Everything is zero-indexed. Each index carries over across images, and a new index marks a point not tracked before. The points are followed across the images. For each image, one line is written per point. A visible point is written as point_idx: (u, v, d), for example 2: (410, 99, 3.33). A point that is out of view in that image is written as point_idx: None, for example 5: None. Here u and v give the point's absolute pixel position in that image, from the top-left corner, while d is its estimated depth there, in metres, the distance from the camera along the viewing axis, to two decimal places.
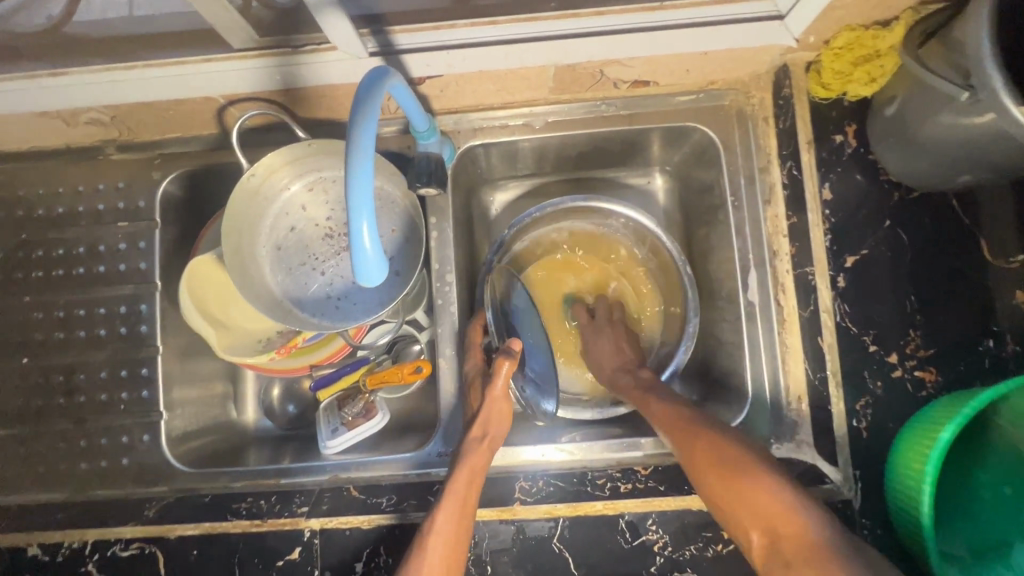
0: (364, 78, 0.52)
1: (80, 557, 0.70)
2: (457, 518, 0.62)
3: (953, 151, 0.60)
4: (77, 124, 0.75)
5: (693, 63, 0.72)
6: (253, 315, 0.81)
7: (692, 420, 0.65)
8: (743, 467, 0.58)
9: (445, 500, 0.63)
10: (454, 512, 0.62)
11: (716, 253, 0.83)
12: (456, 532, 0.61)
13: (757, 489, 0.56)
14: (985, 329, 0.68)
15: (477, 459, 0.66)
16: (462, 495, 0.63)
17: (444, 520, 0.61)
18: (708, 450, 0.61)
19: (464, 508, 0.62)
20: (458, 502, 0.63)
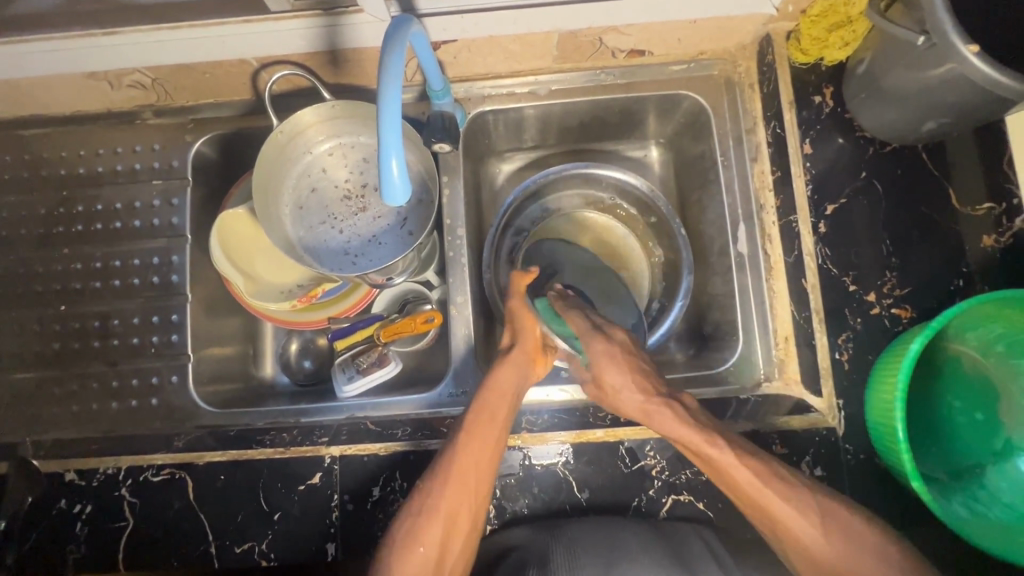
0: (392, 24, 0.58)
1: (115, 481, 0.75)
2: (489, 421, 0.67)
3: (919, 100, 0.66)
4: (121, 86, 0.82)
5: (684, 32, 0.80)
6: (276, 268, 0.88)
7: (735, 467, 0.59)
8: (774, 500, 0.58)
9: (479, 401, 0.68)
10: (486, 415, 0.67)
11: (707, 212, 0.89)
12: (487, 432, 0.66)
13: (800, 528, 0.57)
14: (955, 270, 0.74)
15: (513, 369, 0.70)
16: (496, 400, 0.68)
17: (476, 418, 0.67)
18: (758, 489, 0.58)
19: (496, 414, 0.67)
20: (491, 405, 0.68)
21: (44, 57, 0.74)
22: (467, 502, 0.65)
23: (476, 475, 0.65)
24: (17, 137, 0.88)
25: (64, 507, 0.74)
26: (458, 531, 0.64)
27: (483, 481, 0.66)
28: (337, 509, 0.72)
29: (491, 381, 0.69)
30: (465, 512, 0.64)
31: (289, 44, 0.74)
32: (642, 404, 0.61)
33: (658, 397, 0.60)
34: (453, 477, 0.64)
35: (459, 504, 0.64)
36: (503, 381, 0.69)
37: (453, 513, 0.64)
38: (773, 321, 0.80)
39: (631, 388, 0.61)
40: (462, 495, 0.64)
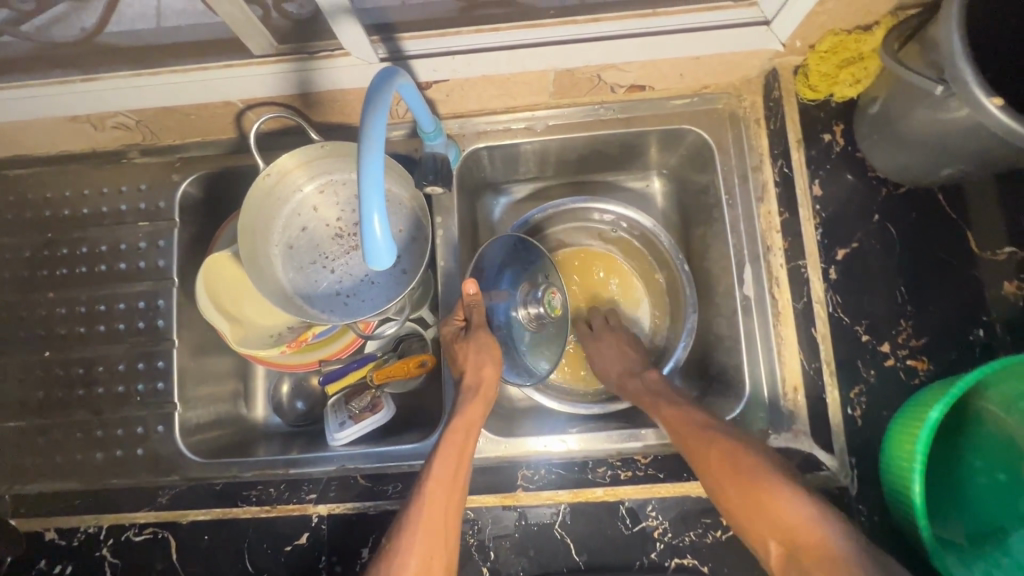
0: (377, 75, 0.55)
1: (96, 541, 0.72)
2: (454, 467, 0.68)
3: (936, 144, 0.63)
4: (104, 128, 0.79)
5: (687, 68, 0.76)
6: (265, 311, 0.84)
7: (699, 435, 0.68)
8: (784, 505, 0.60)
9: (441, 450, 0.69)
10: (451, 460, 0.68)
11: (712, 251, 0.86)
12: (454, 480, 0.67)
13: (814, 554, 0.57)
14: (974, 318, 0.70)
15: (473, 411, 0.73)
16: (460, 445, 0.69)
17: (440, 468, 0.67)
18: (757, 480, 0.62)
19: (460, 458, 0.69)
20: (455, 448, 0.69)
21: (21, 102, 0.71)
22: (439, 556, 0.64)
23: (444, 527, 0.65)
24: (2, 177, 0.86)
25: (45, 568, 0.72)
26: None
27: (452, 531, 0.66)
28: (324, 571, 0.69)
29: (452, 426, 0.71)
30: (437, 566, 0.64)
31: (273, 87, 0.71)
32: (620, 376, 0.83)
33: (637, 372, 0.82)
34: (421, 531, 0.64)
35: (430, 558, 0.63)
36: (464, 424, 0.71)
37: (424, 570, 0.63)
38: (780, 369, 0.76)
39: (620, 360, 0.84)
40: (432, 549, 0.64)
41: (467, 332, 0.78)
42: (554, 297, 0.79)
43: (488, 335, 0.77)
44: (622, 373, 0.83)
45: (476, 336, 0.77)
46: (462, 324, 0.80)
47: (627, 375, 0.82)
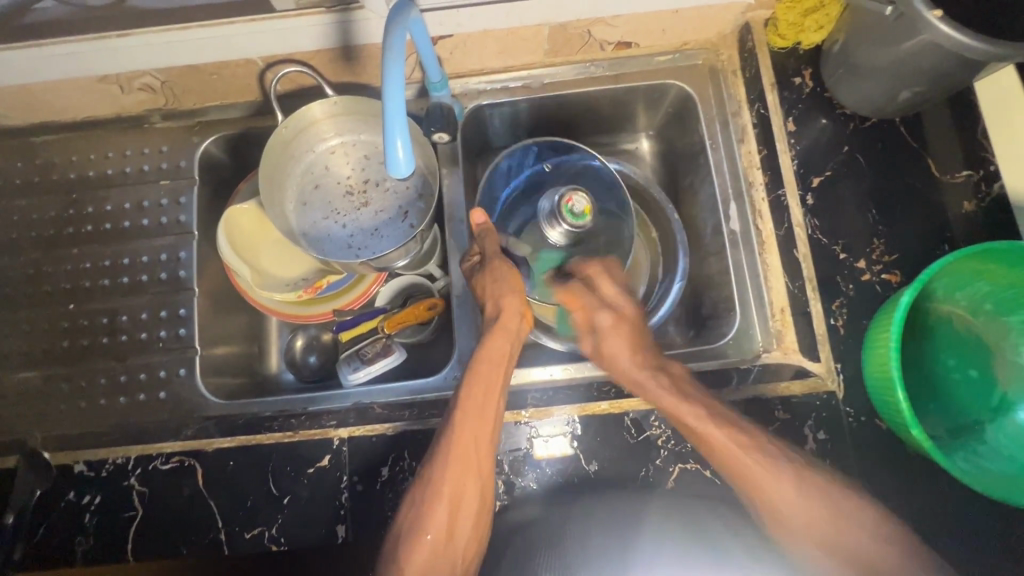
0: (392, 24, 0.60)
1: (124, 471, 0.75)
2: (483, 399, 0.70)
3: (894, 71, 0.70)
4: (131, 89, 0.85)
5: (668, 22, 0.84)
6: (282, 261, 0.90)
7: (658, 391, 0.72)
8: (732, 441, 0.67)
9: (473, 381, 0.71)
10: (479, 393, 0.70)
11: (698, 195, 0.92)
12: (486, 411, 0.69)
13: (780, 487, 0.66)
14: (941, 236, 0.77)
15: (498, 347, 0.73)
16: (485, 377, 0.71)
17: (470, 401, 0.69)
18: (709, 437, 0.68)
19: (489, 392, 0.70)
20: (483, 382, 0.71)
21: (58, 60, 0.77)
22: (470, 482, 0.68)
23: (476, 454, 0.68)
24: (29, 143, 0.91)
25: (74, 499, 0.74)
26: (466, 508, 0.68)
27: (483, 460, 0.69)
28: (347, 490, 0.73)
29: (478, 361, 0.72)
30: (467, 494, 0.68)
31: (294, 41, 0.78)
32: (634, 374, 0.74)
33: (646, 370, 0.74)
34: (453, 460, 0.67)
35: (461, 485, 0.67)
36: (491, 358, 0.72)
37: (456, 493, 0.67)
38: (767, 293, 0.82)
39: (627, 355, 0.77)
40: (464, 475, 0.67)
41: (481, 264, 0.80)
42: (575, 202, 0.80)
43: (504, 265, 0.78)
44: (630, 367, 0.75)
45: (494, 264, 0.78)
46: (477, 258, 0.81)
47: (633, 366, 0.75)
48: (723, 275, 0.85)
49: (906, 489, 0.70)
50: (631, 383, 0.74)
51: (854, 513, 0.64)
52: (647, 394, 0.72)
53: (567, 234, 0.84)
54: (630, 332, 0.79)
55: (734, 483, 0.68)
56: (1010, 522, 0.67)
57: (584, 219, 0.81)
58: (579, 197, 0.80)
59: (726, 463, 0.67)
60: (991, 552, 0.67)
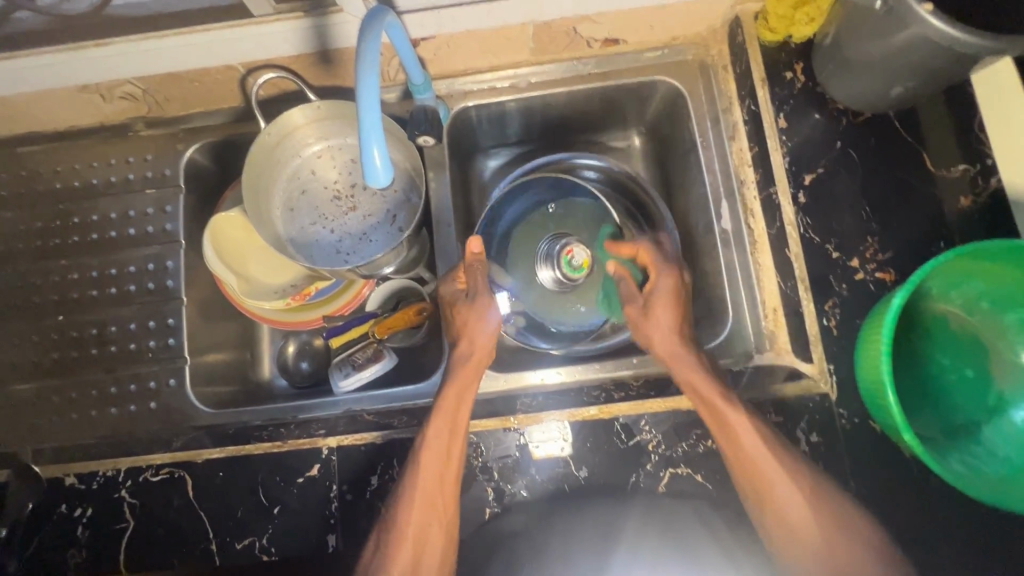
0: (363, 37, 0.58)
1: (115, 483, 0.75)
2: (448, 435, 0.68)
3: (885, 66, 0.69)
4: (113, 98, 0.84)
5: (655, 18, 0.82)
6: (270, 269, 0.89)
7: (679, 356, 0.72)
8: (740, 429, 0.66)
9: (436, 422, 0.69)
10: (444, 433, 0.68)
11: (690, 194, 0.90)
12: (450, 450, 0.68)
13: (747, 432, 0.66)
14: (936, 232, 0.75)
15: (466, 381, 0.72)
16: (450, 414, 0.69)
17: (435, 440, 0.68)
18: (748, 451, 0.66)
19: (453, 428, 0.69)
20: (448, 420, 0.69)
21: (37, 71, 0.76)
22: (435, 522, 0.67)
23: (442, 490, 0.67)
24: (14, 154, 0.91)
25: (65, 511, 0.74)
26: (430, 552, 0.66)
27: (448, 498, 0.68)
28: (336, 499, 0.72)
29: (440, 403, 0.70)
30: (433, 534, 0.66)
31: (274, 47, 0.77)
32: (670, 346, 0.73)
33: (684, 342, 0.73)
34: (419, 501, 0.67)
35: (426, 525, 0.66)
36: (454, 390, 0.71)
37: (421, 534, 0.66)
38: (760, 293, 0.81)
39: (671, 328, 0.74)
40: (430, 514, 0.67)
41: (469, 296, 0.77)
42: (572, 253, 0.88)
43: (489, 299, 0.75)
44: (674, 340, 0.73)
45: (478, 299, 0.76)
46: (462, 288, 0.77)
47: (674, 337, 0.74)
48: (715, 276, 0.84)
49: (898, 490, 0.69)
50: (668, 358, 0.73)
51: (845, 521, 0.63)
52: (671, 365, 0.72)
53: (562, 282, 0.90)
54: (677, 300, 0.76)
55: (734, 474, 0.67)
56: (1005, 524, 0.66)
57: (582, 270, 0.88)
58: (578, 249, 0.88)
59: (748, 474, 0.66)
60: (985, 553, 0.66)
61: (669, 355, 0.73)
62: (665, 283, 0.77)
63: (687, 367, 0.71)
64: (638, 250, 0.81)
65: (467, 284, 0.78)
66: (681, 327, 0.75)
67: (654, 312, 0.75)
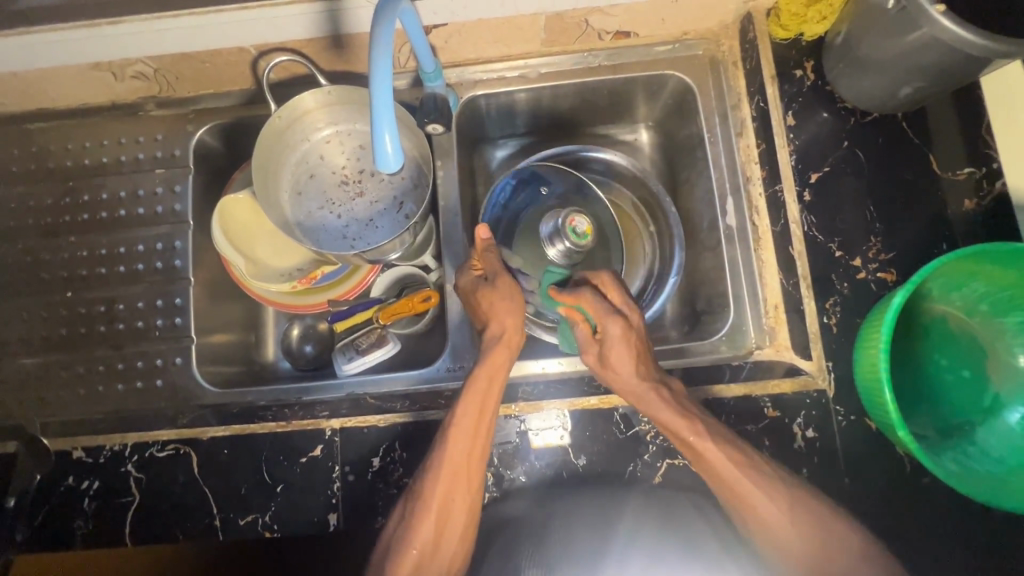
0: (376, 25, 0.58)
1: (121, 458, 0.76)
2: (478, 408, 0.68)
3: (894, 66, 0.69)
4: (125, 77, 0.84)
5: (667, 12, 0.82)
6: (276, 253, 0.90)
7: (647, 397, 0.68)
8: (719, 463, 0.65)
9: (467, 397, 0.69)
10: (474, 407, 0.68)
11: (695, 189, 0.91)
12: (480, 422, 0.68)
13: (735, 476, 0.65)
14: (939, 234, 0.76)
15: (499, 358, 0.70)
16: (482, 394, 0.69)
17: (465, 414, 0.68)
18: (734, 485, 0.65)
19: (484, 403, 0.69)
20: (479, 394, 0.69)
21: (51, 48, 0.77)
22: (460, 494, 0.68)
23: (469, 463, 0.68)
24: (26, 130, 0.91)
25: (72, 484, 0.76)
26: (452, 524, 0.67)
27: (475, 470, 0.68)
28: (338, 479, 0.74)
29: (473, 378, 0.69)
30: (456, 506, 0.67)
31: (286, 30, 0.77)
32: (637, 387, 0.68)
33: (651, 385, 0.68)
34: (445, 473, 0.67)
35: (451, 497, 0.67)
36: (490, 366, 0.70)
37: (446, 508, 0.67)
38: (762, 289, 0.82)
39: (632, 372, 0.68)
40: (456, 486, 0.67)
41: (487, 280, 0.75)
42: (576, 223, 0.86)
43: (509, 282, 0.73)
44: (640, 380, 0.68)
45: (500, 283, 0.73)
46: (479, 273, 0.76)
47: (639, 380, 0.68)
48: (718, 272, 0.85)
49: (890, 487, 0.70)
50: (633, 398, 0.69)
51: (836, 515, 0.64)
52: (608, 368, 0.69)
53: (567, 254, 0.89)
54: (630, 341, 0.67)
55: (722, 497, 0.68)
56: (993, 524, 0.68)
57: (585, 238, 0.87)
58: (581, 219, 0.86)
59: (733, 495, 0.66)
60: (972, 551, 0.67)
61: (634, 395, 0.69)
62: (613, 325, 0.67)
63: (660, 412, 0.67)
64: (580, 298, 0.69)
65: (483, 270, 0.76)
66: (642, 366, 0.68)
67: (607, 358, 0.68)
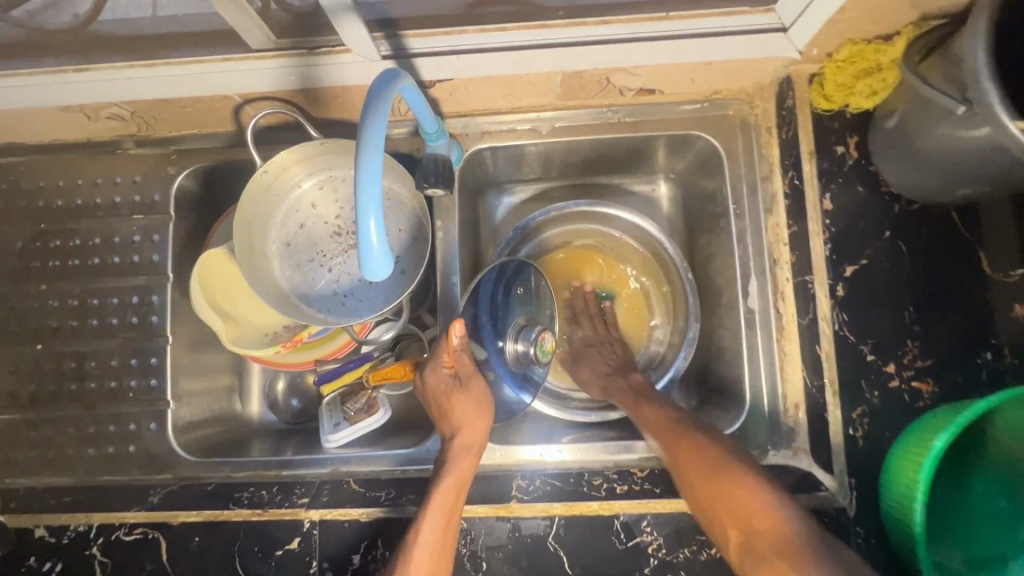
0: (367, 117, 0.51)
1: (86, 539, 0.73)
2: (443, 523, 0.64)
3: (952, 164, 0.61)
4: (98, 118, 0.77)
5: (698, 72, 0.73)
6: (261, 309, 0.82)
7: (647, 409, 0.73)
8: (687, 445, 0.66)
9: (431, 511, 0.64)
10: (439, 523, 0.64)
11: (716, 261, 0.83)
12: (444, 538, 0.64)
13: (700, 467, 0.64)
14: (983, 342, 0.69)
15: (464, 465, 0.67)
16: (445, 510, 0.65)
17: (428, 531, 0.63)
18: (720, 497, 0.62)
19: (449, 518, 0.65)
20: (444, 508, 0.65)
21: (16, 91, 0.70)
22: None
23: None
24: None
25: (34, 564, 0.73)
26: None
27: None
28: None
29: (438, 490, 0.65)
30: None
31: (275, 82, 0.69)
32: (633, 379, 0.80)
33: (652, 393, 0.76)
34: None
35: None
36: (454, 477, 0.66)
37: None
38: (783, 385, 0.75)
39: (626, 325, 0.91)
40: None
41: (458, 382, 0.71)
42: (547, 340, 0.75)
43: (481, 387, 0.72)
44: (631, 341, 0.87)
45: (472, 385, 0.72)
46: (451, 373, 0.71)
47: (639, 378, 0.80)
48: (735, 359, 0.78)
49: None
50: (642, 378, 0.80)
51: None
52: (643, 419, 0.73)
53: (519, 356, 0.75)
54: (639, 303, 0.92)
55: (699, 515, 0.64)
56: None
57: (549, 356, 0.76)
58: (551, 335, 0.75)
59: (706, 507, 0.62)
60: None
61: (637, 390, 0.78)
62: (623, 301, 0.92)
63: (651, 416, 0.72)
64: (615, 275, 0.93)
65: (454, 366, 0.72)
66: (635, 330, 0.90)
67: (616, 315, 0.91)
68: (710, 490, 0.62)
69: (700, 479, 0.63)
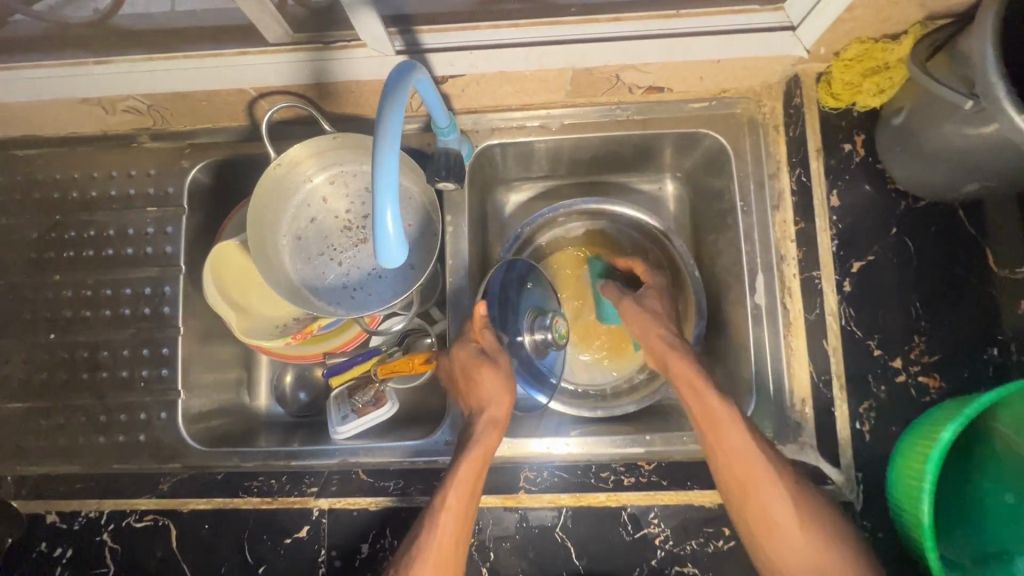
0: (387, 107, 0.52)
1: (97, 526, 0.74)
2: (469, 490, 0.65)
3: (958, 160, 0.62)
4: (116, 111, 0.79)
5: (707, 71, 0.74)
6: (272, 301, 0.83)
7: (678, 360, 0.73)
8: (725, 417, 0.67)
9: (459, 478, 0.65)
10: (466, 490, 0.65)
11: (722, 258, 0.84)
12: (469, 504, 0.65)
13: (736, 440, 0.66)
14: (989, 337, 0.69)
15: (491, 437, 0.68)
16: (473, 477, 0.65)
17: (456, 497, 0.64)
18: (760, 493, 0.64)
19: (475, 486, 0.65)
20: (471, 475, 0.66)
21: (37, 83, 0.71)
22: None
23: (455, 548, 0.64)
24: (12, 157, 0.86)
25: (44, 550, 0.73)
26: None
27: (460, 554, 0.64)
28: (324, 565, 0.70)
29: (465, 459, 0.66)
30: None
31: (291, 76, 0.71)
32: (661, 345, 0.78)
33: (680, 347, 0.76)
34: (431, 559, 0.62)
35: None
36: (480, 448, 0.67)
37: None
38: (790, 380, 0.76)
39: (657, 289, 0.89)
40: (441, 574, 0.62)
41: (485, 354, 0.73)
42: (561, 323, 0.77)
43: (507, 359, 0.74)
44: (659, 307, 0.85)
45: (499, 359, 0.73)
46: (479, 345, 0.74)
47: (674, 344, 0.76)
48: (742, 354, 0.79)
49: None
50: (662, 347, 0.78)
51: None
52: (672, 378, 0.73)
53: (537, 344, 0.78)
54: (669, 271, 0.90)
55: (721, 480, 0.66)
56: None
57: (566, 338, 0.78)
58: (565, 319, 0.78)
59: (743, 499, 0.64)
60: None
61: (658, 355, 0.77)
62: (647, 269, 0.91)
63: (686, 372, 0.72)
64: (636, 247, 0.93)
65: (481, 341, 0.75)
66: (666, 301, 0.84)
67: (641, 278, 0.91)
68: (751, 477, 0.64)
69: (744, 462, 0.64)
